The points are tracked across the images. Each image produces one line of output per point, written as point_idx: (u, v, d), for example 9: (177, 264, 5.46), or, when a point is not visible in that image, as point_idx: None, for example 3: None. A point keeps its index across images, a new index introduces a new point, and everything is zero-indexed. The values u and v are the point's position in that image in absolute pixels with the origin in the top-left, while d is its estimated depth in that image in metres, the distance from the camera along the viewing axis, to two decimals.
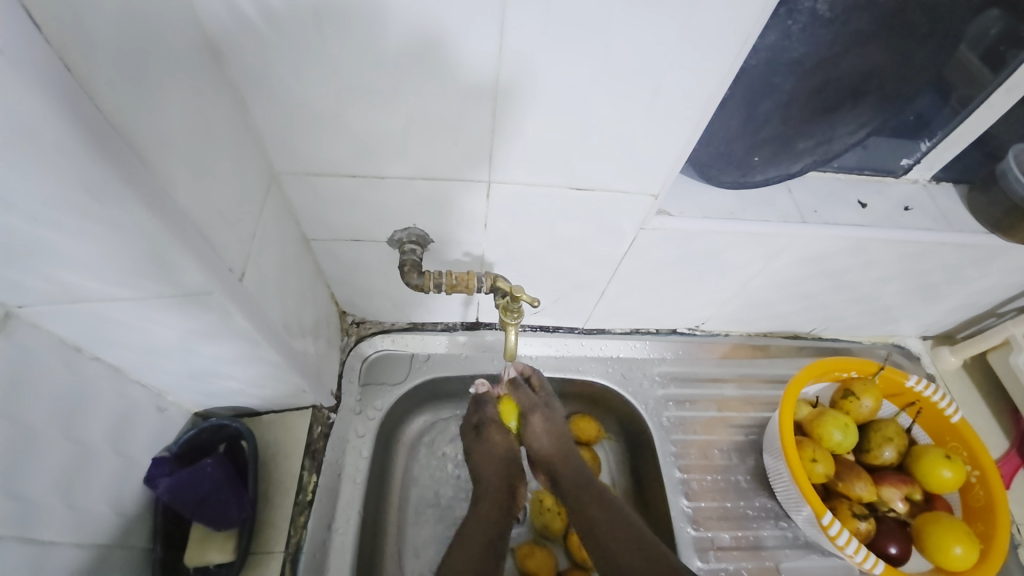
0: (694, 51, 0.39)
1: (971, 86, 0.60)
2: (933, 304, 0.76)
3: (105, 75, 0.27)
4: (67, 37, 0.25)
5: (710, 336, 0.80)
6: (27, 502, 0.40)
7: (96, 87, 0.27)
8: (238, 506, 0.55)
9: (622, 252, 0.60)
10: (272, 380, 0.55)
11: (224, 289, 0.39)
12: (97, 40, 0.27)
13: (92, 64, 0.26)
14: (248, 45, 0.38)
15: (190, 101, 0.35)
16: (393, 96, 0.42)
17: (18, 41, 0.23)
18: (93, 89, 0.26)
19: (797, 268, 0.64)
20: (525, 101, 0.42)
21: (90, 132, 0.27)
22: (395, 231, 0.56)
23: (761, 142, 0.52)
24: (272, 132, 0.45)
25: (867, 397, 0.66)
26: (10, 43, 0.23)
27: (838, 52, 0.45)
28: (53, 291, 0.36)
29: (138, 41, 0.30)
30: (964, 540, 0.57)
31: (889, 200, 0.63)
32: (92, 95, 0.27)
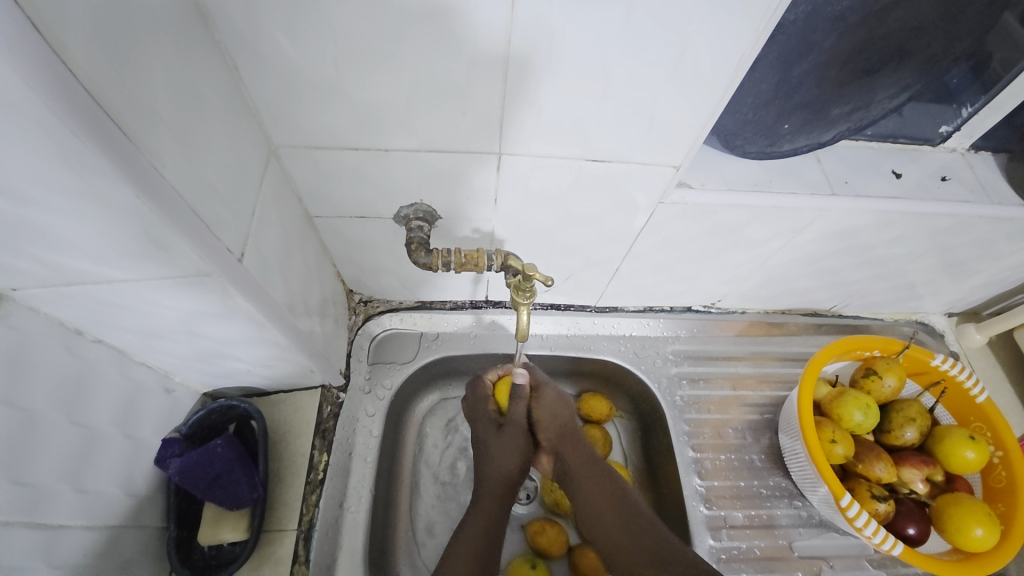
0: (728, 7, 0.35)
1: (1013, 50, 0.56)
2: (961, 281, 0.73)
3: (80, 37, 0.25)
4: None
5: (726, 313, 0.78)
6: (34, 488, 0.40)
7: (71, 52, 0.24)
8: (249, 486, 0.55)
9: (638, 227, 0.57)
10: (279, 361, 0.54)
11: (223, 271, 0.37)
12: None
13: (66, 22, 0.24)
14: (235, 4, 0.34)
15: (178, 67, 0.32)
16: (396, 61, 0.38)
17: None
18: (67, 55, 0.24)
19: (823, 243, 0.61)
20: (539, 71, 0.39)
21: (66, 99, 0.24)
22: (401, 207, 0.53)
23: (793, 108, 0.48)
24: (270, 102, 0.42)
25: (890, 376, 0.64)
26: None
27: (886, 5, 0.41)
28: (46, 273, 0.34)
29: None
30: (985, 522, 0.56)
31: (925, 169, 0.59)
32: (67, 61, 0.24)
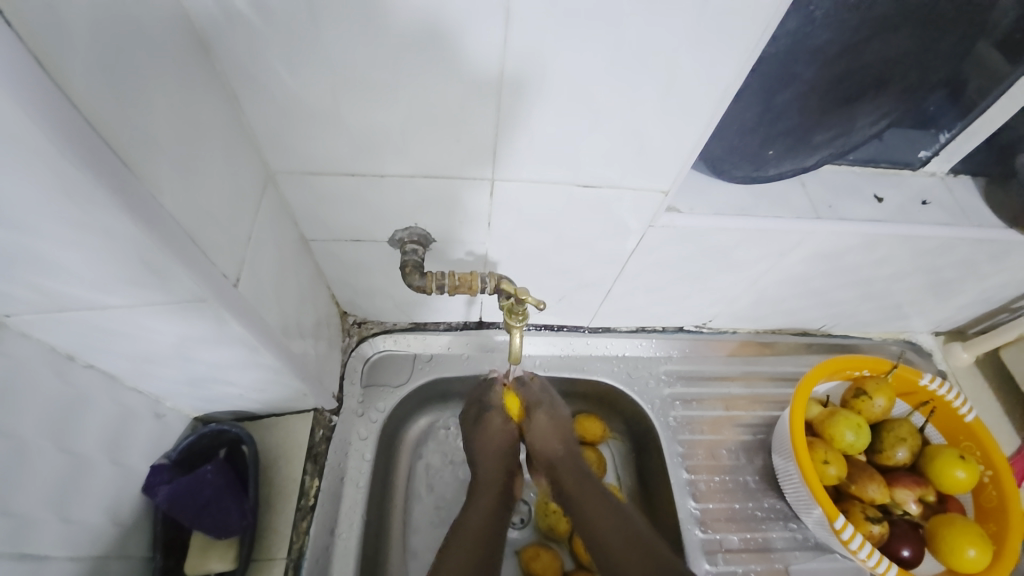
0: (711, 43, 0.37)
1: (989, 78, 0.56)
2: (947, 300, 0.74)
3: (83, 72, 0.25)
4: (43, 30, 0.23)
5: (718, 333, 0.79)
6: (17, 517, 0.39)
7: (74, 86, 0.25)
8: (239, 514, 0.54)
9: (630, 250, 0.58)
10: (273, 384, 0.54)
11: (217, 297, 0.37)
12: (73, 35, 0.25)
13: (66, 57, 0.24)
14: (239, 40, 0.36)
15: (180, 99, 0.33)
16: (394, 91, 0.40)
17: None
18: (70, 89, 0.25)
19: (810, 265, 0.63)
20: (529, 93, 0.40)
21: (67, 132, 0.25)
22: (396, 231, 0.54)
23: (777, 135, 0.49)
24: (268, 130, 0.43)
25: (880, 396, 0.64)
26: None
27: (865, 38, 0.42)
28: (40, 300, 0.34)
29: (122, 35, 0.28)
30: (977, 543, 0.56)
31: (907, 193, 0.60)
32: (70, 95, 0.25)
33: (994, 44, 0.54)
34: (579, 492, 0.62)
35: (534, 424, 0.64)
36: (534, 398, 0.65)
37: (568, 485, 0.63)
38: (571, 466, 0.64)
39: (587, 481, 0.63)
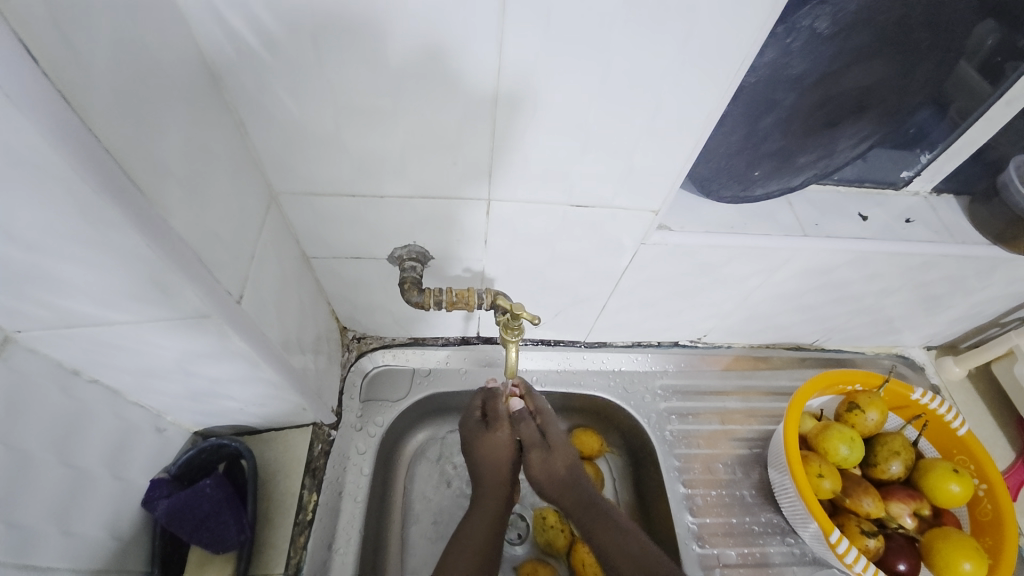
0: (695, 72, 0.39)
1: (970, 99, 0.57)
2: (936, 315, 0.75)
3: (103, 106, 0.27)
4: (69, 68, 0.25)
5: (712, 348, 0.80)
6: (20, 530, 0.39)
7: (94, 119, 0.26)
8: (237, 529, 0.54)
9: (623, 266, 0.60)
10: (273, 399, 0.55)
11: (221, 313, 0.39)
12: (93, 72, 0.27)
13: (88, 93, 0.26)
14: (248, 71, 0.38)
15: (191, 125, 0.35)
16: (393, 116, 0.42)
17: (9, 62, 0.23)
18: (91, 122, 0.26)
19: (800, 280, 0.64)
20: (522, 116, 0.42)
21: (86, 162, 0.26)
22: (394, 248, 0.56)
23: (762, 157, 0.51)
24: (272, 153, 0.44)
25: (872, 410, 0.65)
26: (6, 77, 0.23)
27: (840, 68, 0.45)
28: (50, 317, 0.35)
29: (139, 70, 0.30)
30: (972, 557, 0.56)
31: (892, 211, 0.62)
32: (91, 127, 0.26)
33: (976, 66, 0.54)
34: (588, 522, 0.61)
35: (530, 462, 0.63)
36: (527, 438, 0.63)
37: (575, 515, 0.62)
38: (576, 494, 0.62)
39: (595, 506, 0.61)
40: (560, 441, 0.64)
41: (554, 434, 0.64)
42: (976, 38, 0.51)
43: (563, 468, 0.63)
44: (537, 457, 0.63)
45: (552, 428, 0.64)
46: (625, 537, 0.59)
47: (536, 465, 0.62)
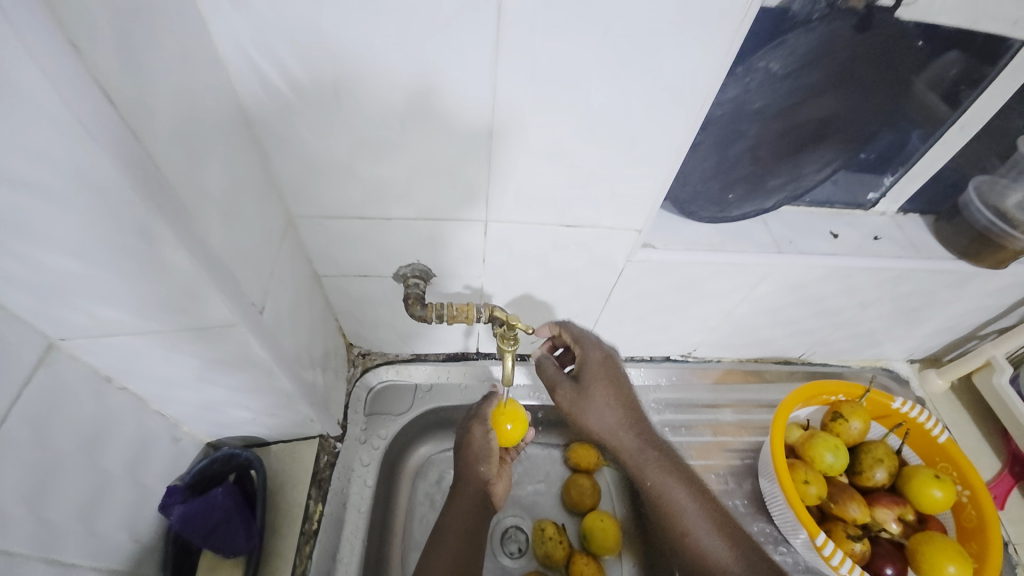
0: (666, 107, 0.44)
1: (930, 122, 0.60)
2: (915, 328, 0.79)
3: (167, 145, 0.32)
4: (145, 113, 0.30)
5: (703, 362, 0.83)
6: (49, 527, 0.42)
7: (160, 156, 0.31)
8: (246, 535, 0.58)
9: (612, 282, 0.64)
10: (284, 409, 0.58)
11: (245, 322, 0.43)
12: (162, 116, 0.31)
13: (156, 135, 0.31)
14: (275, 110, 0.43)
15: (228, 157, 0.40)
16: (400, 147, 0.47)
17: (113, 123, 0.27)
18: (158, 158, 0.31)
19: (780, 295, 0.68)
20: (514, 145, 0.47)
21: (152, 193, 0.31)
22: (399, 266, 0.60)
23: (734, 180, 0.56)
24: (291, 180, 0.50)
25: (856, 419, 0.68)
26: (96, 126, 0.27)
27: (796, 102, 0.50)
28: (93, 325, 0.39)
29: (193, 113, 0.35)
30: (957, 560, 0.57)
31: (861, 230, 0.67)
32: (158, 162, 0.31)
33: (940, 95, 0.58)
34: (653, 482, 0.55)
35: (561, 403, 0.57)
36: (552, 376, 0.57)
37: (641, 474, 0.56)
38: (635, 445, 0.56)
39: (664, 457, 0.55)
40: (596, 377, 0.55)
41: (590, 370, 0.56)
42: (939, 67, 0.54)
43: (610, 418, 0.55)
44: (566, 398, 0.56)
45: (588, 363, 0.56)
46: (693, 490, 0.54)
47: (565, 406, 0.56)
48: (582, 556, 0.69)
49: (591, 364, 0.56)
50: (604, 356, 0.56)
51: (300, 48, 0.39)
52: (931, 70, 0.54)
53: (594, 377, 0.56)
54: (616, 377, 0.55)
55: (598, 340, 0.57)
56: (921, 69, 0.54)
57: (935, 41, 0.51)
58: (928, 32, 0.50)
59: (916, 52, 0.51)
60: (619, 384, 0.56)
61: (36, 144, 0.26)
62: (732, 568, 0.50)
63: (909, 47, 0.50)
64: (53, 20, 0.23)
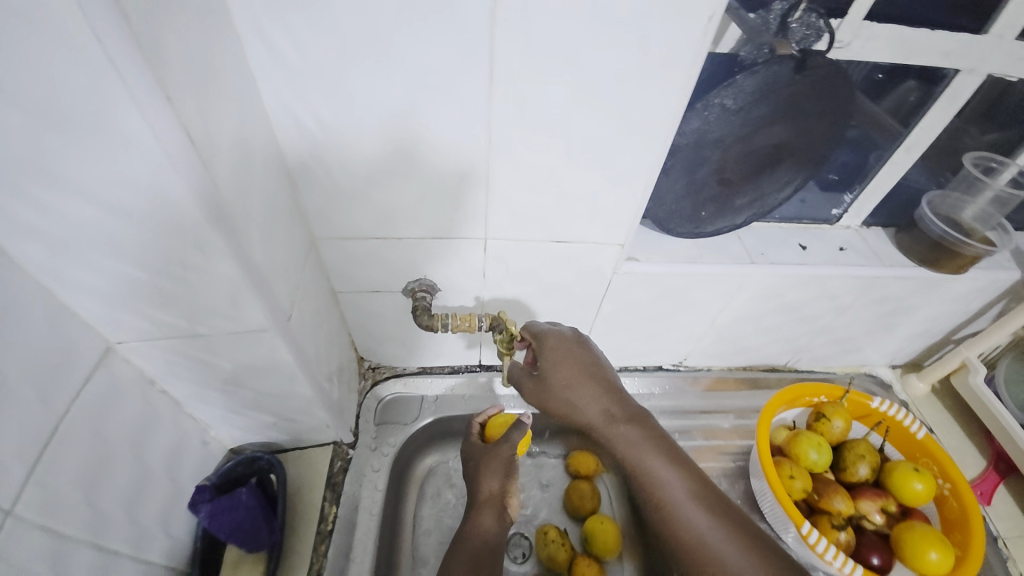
0: (637, 135, 0.51)
1: (883, 143, 0.68)
2: (891, 334, 0.84)
3: (226, 175, 0.39)
4: (212, 149, 0.37)
5: (693, 371, 0.88)
6: (100, 512, 0.47)
7: (222, 181, 0.38)
8: (268, 531, 0.62)
9: (601, 294, 0.70)
10: (304, 414, 0.64)
11: (275, 327, 0.49)
12: (224, 151, 0.39)
13: (220, 166, 0.38)
14: (306, 147, 0.51)
15: (268, 185, 0.47)
16: (410, 173, 0.54)
17: (192, 156, 0.34)
18: (221, 184, 0.38)
19: (758, 303, 0.74)
20: (509, 171, 0.54)
21: (215, 214, 0.38)
22: (408, 282, 0.67)
23: (704, 201, 0.64)
24: (315, 206, 0.57)
25: (838, 418, 0.72)
26: (179, 159, 0.33)
27: (750, 131, 0.58)
28: (149, 329, 0.45)
29: (246, 150, 0.43)
30: (938, 546, 0.60)
31: (828, 242, 0.73)
32: (220, 187, 0.38)
33: (897, 116, 0.65)
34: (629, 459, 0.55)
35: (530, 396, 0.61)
36: (517, 373, 0.62)
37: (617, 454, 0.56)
38: (609, 426, 0.56)
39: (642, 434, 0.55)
40: (550, 363, 0.58)
41: (544, 358, 0.59)
42: (899, 95, 0.63)
43: (575, 400, 0.57)
44: (531, 390, 0.60)
45: (543, 353, 0.59)
46: (672, 465, 0.54)
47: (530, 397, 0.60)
48: (584, 558, 0.72)
49: (546, 350, 0.59)
50: (558, 344, 0.59)
51: (330, 96, 0.47)
52: (893, 97, 0.63)
53: (551, 364, 0.58)
54: (570, 362, 0.58)
55: (555, 331, 0.60)
56: (881, 97, 0.63)
57: (891, 74, 0.60)
58: (880, 67, 0.59)
59: (875, 83, 0.61)
60: (576, 362, 0.58)
61: (130, 173, 0.33)
62: (714, 542, 0.50)
63: (863, 78, 0.60)
64: (156, 81, 0.30)
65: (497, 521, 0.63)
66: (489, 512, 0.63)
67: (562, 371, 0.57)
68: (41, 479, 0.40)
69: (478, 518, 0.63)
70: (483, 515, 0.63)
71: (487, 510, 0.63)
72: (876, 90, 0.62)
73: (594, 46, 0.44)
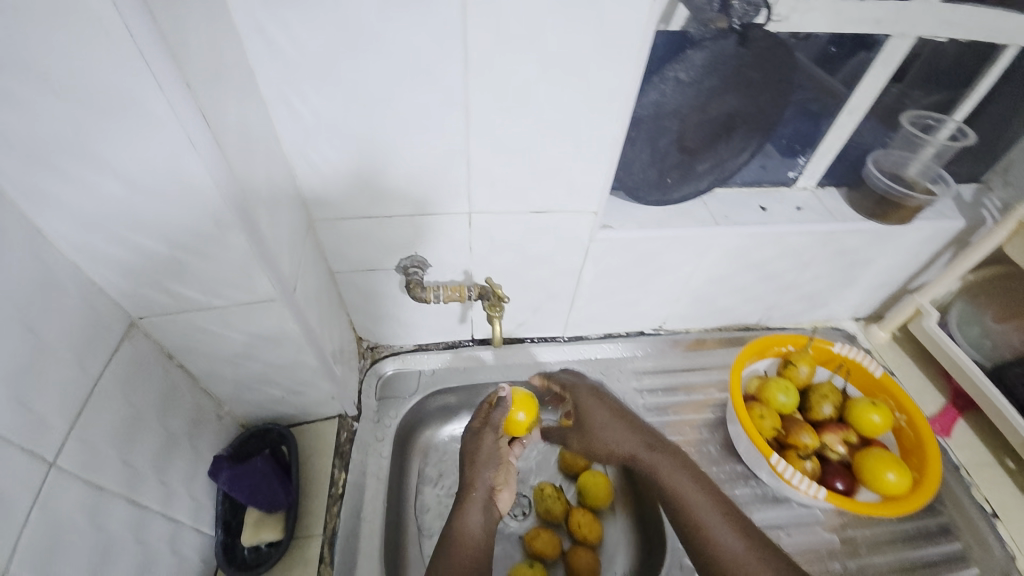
0: (600, 109, 0.57)
1: (830, 102, 0.73)
2: (852, 287, 0.90)
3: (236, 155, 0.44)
4: (223, 130, 0.42)
5: (673, 334, 0.94)
6: (133, 472, 0.51)
7: (234, 161, 0.43)
8: (285, 492, 0.66)
9: (580, 262, 0.76)
10: (310, 386, 0.69)
11: (283, 298, 0.54)
12: (233, 134, 0.43)
13: (231, 147, 0.43)
14: (302, 135, 0.56)
15: (271, 169, 0.52)
16: (399, 154, 0.59)
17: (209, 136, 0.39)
18: (234, 163, 0.43)
19: (726, 263, 0.80)
20: (489, 149, 0.59)
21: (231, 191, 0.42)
22: (401, 259, 0.72)
23: (669, 168, 0.70)
24: (312, 189, 0.62)
25: (803, 364, 0.78)
26: (198, 137, 0.38)
27: (704, 100, 0.64)
28: (169, 303, 0.50)
29: (252, 136, 0.47)
30: (895, 468, 0.67)
31: (785, 203, 0.79)
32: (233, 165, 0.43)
33: (841, 80, 0.71)
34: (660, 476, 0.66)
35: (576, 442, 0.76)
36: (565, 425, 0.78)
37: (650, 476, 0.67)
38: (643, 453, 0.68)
39: (671, 457, 0.67)
40: (585, 410, 0.74)
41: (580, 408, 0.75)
42: (856, 64, 0.69)
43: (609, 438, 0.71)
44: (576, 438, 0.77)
45: (579, 403, 0.76)
46: (694, 479, 0.64)
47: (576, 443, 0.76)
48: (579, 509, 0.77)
49: (581, 397, 0.76)
50: (588, 394, 0.76)
51: (323, 85, 0.52)
52: (850, 67, 0.69)
53: (585, 411, 0.74)
54: (600, 407, 0.74)
55: (586, 386, 0.77)
56: (840, 68, 0.69)
57: (845, 45, 0.67)
58: (835, 39, 0.66)
59: (830, 56, 0.68)
60: (605, 406, 0.74)
61: (151, 151, 0.38)
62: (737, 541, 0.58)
63: (822, 50, 0.67)
64: (178, 69, 0.35)
65: (483, 509, 0.67)
66: (476, 500, 0.68)
67: (595, 415, 0.73)
68: (80, 434, 0.45)
69: (466, 509, 0.67)
70: (470, 505, 0.67)
71: (472, 499, 0.68)
72: (832, 63, 0.69)
73: (557, 30, 0.50)
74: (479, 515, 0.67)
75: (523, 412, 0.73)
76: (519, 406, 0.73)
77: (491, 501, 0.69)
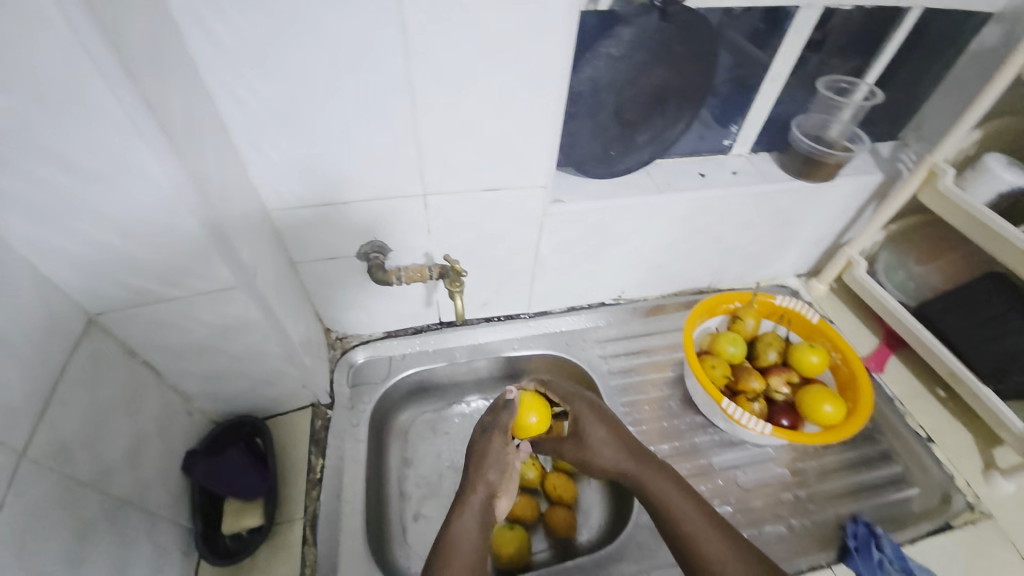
0: (539, 85, 0.60)
1: (756, 73, 0.79)
2: (790, 245, 0.98)
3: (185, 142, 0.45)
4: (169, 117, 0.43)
5: (632, 302, 0.99)
6: (104, 466, 0.52)
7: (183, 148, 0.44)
8: (263, 480, 0.69)
9: (536, 237, 0.80)
10: (279, 375, 0.70)
11: (243, 285, 0.55)
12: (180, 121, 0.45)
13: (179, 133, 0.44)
14: (249, 125, 0.57)
15: (222, 159, 0.53)
16: (349, 139, 0.60)
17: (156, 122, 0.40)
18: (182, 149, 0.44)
19: (672, 229, 0.85)
20: (437, 129, 0.62)
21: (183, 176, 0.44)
22: (360, 245, 0.74)
23: (612, 140, 0.74)
24: (264, 180, 0.63)
25: (749, 317, 0.84)
26: (143, 123, 0.39)
27: (635, 75, 0.69)
28: (127, 297, 0.51)
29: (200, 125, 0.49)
30: (832, 400, 0.74)
31: (722, 168, 0.85)
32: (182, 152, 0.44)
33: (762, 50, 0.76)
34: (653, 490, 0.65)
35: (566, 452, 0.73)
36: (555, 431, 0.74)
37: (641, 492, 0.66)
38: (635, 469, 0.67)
39: (663, 472, 0.67)
40: (587, 425, 0.71)
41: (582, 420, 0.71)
42: (779, 41, 0.75)
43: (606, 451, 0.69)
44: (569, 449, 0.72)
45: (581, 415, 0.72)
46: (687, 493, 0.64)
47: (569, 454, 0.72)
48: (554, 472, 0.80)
49: (580, 408, 0.72)
50: (591, 408, 0.72)
51: (266, 73, 0.53)
52: (773, 44, 0.75)
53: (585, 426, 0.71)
54: (602, 423, 0.71)
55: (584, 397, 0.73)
56: (765, 43, 0.75)
57: (768, 22, 0.73)
58: (758, 16, 0.71)
59: (757, 31, 0.73)
60: (606, 419, 0.71)
61: (95, 141, 0.39)
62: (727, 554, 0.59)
63: (750, 24, 0.72)
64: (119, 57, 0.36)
65: (482, 509, 0.64)
66: (476, 499, 0.64)
67: (596, 429, 0.70)
68: (47, 428, 0.45)
69: (464, 512, 0.63)
70: (470, 503, 0.64)
71: (472, 500, 0.64)
72: (760, 39, 0.75)
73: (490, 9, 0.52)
74: (478, 520, 0.63)
75: (533, 415, 0.70)
76: (529, 410, 0.70)
77: (490, 506, 0.65)
